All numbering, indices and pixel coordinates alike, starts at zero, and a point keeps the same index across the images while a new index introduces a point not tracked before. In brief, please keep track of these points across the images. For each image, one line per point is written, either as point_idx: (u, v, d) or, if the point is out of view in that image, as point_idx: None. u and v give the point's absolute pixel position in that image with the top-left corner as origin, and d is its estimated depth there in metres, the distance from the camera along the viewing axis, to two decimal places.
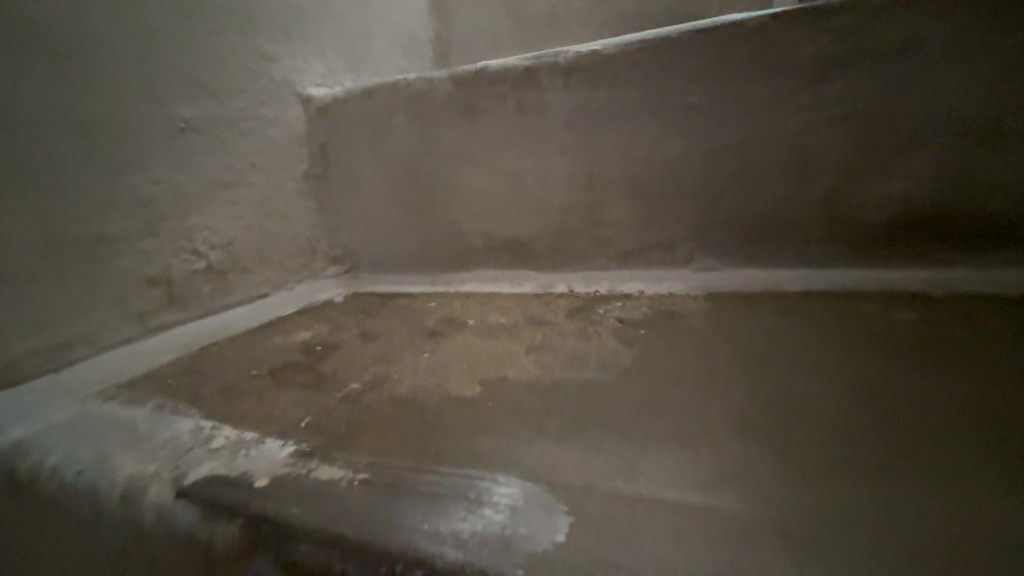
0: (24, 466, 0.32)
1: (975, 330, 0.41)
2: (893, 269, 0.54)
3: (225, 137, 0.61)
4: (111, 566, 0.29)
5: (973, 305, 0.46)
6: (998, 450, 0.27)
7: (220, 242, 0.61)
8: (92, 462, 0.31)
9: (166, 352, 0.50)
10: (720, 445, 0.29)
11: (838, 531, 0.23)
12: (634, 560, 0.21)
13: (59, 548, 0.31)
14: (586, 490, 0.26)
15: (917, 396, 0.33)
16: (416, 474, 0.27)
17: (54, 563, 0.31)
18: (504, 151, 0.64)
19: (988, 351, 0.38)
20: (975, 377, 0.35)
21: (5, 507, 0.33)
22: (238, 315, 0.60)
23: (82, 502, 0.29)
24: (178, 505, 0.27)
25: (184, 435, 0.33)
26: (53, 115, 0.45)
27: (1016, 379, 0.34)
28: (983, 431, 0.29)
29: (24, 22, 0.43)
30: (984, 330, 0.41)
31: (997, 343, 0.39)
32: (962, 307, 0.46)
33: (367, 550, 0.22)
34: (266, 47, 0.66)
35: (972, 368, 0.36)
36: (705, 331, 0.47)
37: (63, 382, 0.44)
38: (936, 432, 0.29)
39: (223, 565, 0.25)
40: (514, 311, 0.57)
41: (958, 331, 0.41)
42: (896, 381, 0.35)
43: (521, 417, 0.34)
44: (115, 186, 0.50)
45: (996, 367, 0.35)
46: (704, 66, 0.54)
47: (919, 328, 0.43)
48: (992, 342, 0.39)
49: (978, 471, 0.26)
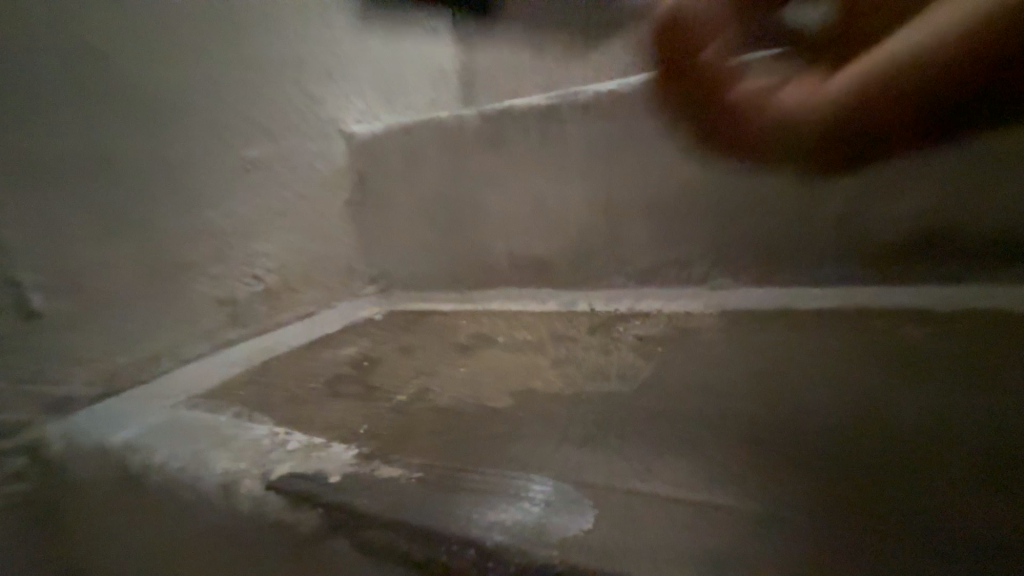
0: (135, 462, 0.39)
1: (981, 344, 0.43)
2: (905, 286, 0.56)
3: (280, 172, 0.69)
4: (211, 545, 0.34)
5: (982, 320, 0.48)
6: (990, 454, 0.30)
7: (275, 266, 0.68)
8: (191, 459, 0.37)
9: (233, 365, 0.57)
10: (728, 450, 0.33)
11: (828, 519, 0.26)
12: (649, 544, 0.25)
13: (165, 532, 0.37)
14: (609, 488, 0.30)
15: (920, 405, 0.36)
16: (462, 473, 0.32)
17: (161, 544, 0.37)
18: (528, 179, 0.69)
19: (994, 364, 0.40)
20: (978, 389, 0.37)
21: (118, 496, 0.40)
22: (290, 331, 0.67)
23: (187, 492, 0.36)
24: (267, 495, 0.32)
25: (262, 438, 0.39)
26: (148, 162, 0.53)
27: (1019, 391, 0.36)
28: (978, 437, 0.31)
29: (129, 87, 0.52)
30: (991, 344, 0.43)
31: (1001, 356, 0.41)
32: (972, 322, 0.48)
33: (427, 533, 0.27)
34: (315, 90, 0.74)
35: (977, 380, 0.38)
36: (718, 346, 0.50)
37: (151, 391, 0.51)
38: (934, 438, 0.32)
39: (308, 545, 0.31)
40: (539, 327, 0.62)
41: (963, 345, 0.44)
42: (900, 392, 0.38)
43: (549, 425, 0.38)
44: (193, 219, 0.58)
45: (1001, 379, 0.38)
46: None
47: (926, 342, 0.45)
48: (997, 355, 0.41)
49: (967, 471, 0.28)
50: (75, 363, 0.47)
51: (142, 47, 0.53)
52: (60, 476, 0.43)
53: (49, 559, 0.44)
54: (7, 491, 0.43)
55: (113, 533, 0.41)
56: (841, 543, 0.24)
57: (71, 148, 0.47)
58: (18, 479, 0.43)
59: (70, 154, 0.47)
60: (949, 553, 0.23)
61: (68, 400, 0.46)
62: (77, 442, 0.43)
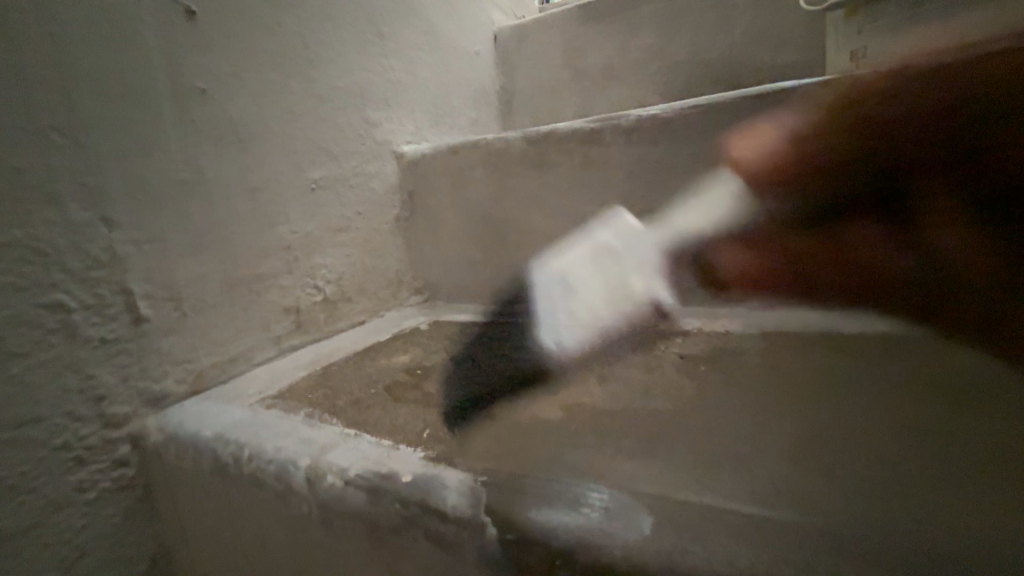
0: (227, 453, 0.44)
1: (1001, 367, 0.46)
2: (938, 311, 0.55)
3: (341, 193, 0.73)
4: (298, 528, 0.40)
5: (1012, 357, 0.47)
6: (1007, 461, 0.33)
7: (334, 277, 0.73)
8: (276, 453, 0.42)
9: (298, 369, 0.61)
10: (773, 467, 0.35)
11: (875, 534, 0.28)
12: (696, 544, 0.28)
13: (259, 515, 0.43)
14: (662, 497, 0.33)
15: (957, 429, 0.38)
16: (523, 477, 0.36)
17: (251, 522, 0.44)
18: (569, 201, 0.72)
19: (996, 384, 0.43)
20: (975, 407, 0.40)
21: (213, 483, 0.46)
22: (346, 338, 0.71)
23: (277, 481, 0.41)
24: (346, 489, 0.37)
25: (335, 438, 0.43)
26: (237, 185, 0.60)
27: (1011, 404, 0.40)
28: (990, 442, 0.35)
29: (226, 121, 0.59)
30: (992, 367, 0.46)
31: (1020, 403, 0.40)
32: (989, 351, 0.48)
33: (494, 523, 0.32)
34: (374, 116, 0.79)
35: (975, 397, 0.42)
36: (763, 369, 0.52)
37: (227, 392, 0.55)
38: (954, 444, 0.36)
39: (387, 535, 0.35)
40: (581, 341, 0.64)
41: (1003, 372, 0.45)
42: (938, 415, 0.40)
43: (600, 437, 0.41)
44: (268, 235, 0.63)
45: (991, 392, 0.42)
46: (754, 106, 0.58)
47: (962, 372, 0.46)
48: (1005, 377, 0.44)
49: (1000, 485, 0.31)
50: (170, 363, 0.53)
51: (236, 84, 0.60)
52: (160, 459, 0.50)
53: (144, 536, 0.51)
54: (117, 475, 0.49)
55: (206, 513, 0.47)
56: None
57: (175, 170, 0.54)
58: (122, 464, 0.50)
59: (174, 177, 0.54)
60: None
61: (163, 395, 0.53)
62: (172, 434, 0.49)
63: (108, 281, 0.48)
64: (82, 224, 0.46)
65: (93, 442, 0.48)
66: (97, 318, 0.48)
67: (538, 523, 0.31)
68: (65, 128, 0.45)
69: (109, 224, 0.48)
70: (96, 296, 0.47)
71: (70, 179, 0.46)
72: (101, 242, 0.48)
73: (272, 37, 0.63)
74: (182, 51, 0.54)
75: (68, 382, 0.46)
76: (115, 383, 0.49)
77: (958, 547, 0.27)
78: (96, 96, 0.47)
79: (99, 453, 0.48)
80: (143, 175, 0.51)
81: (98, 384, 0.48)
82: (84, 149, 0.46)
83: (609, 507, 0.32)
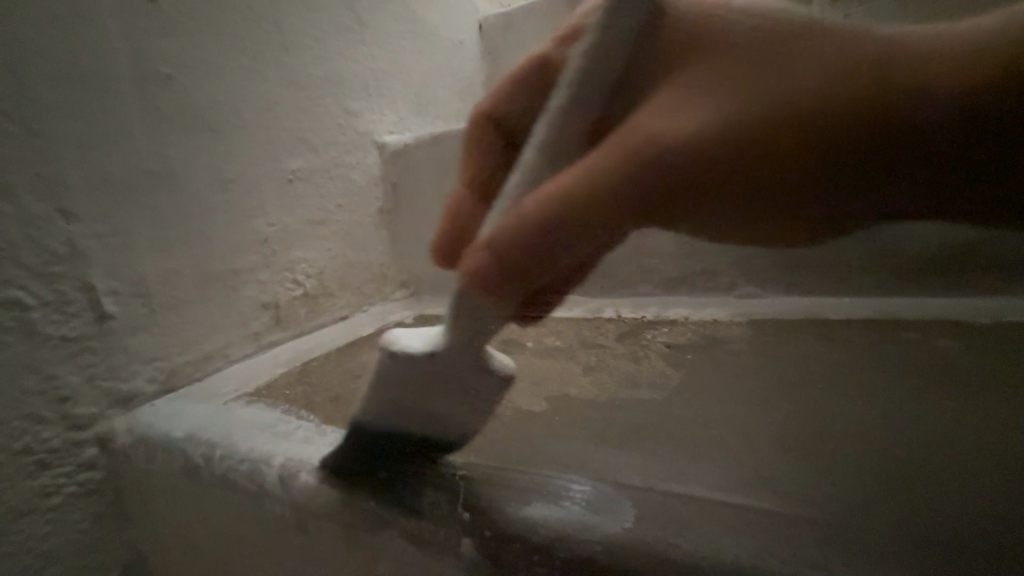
0: (198, 452, 0.43)
1: (991, 353, 0.46)
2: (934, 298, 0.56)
3: (319, 184, 0.71)
4: (271, 529, 0.39)
5: (988, 339, 0.49)
6: (998, 441, 0.33)
7: (314, 271, 0.71)
8: (248, 453, 0.40)
9: (278, 365, 0.60)
10: (761, 455, 0.34)
11: (864, 517, 0.28)
12: (677, 533, 0.27)
13: (231, 516, 0.41)
14: (646, 488, 0.32)
15: (944, 413, 0.38)
16: (504, 471, 0.35)
17: (223, 523, 0.42)
18: None
19: (985, 368, 0.44)
20: (959, 390, 0.41)
21: (184, 484, 0.44)
22: (328, 334, 0.70)
23: (250, 482, 0.39)
24: (320, 487, 0.36)
25: (310, 434, 0.41)
26: (208, 176, 0.58)
27: (992, 387, 0.40)
28: (980, 426, 0.35)
29: (195, 108, 0.56)
30: (980, 351, 0.47)
31: (1008, 386, 0.40)
32: (975, 336, 0.50)
33: (472, 516, 0.31)
34: (354, 104, 0.75)
35: (959, 381, 0.42)
36: (749, 357, 0.51)
37: (202, 391, 0.54)
38: (939, 427, 0.36)
39: (362, 535, 0.34)
40: (568, 333, 0.63)
41: (986, 354, 0.46)
42: (925, 398, 0.40)
43: (583, 428, 0.40)
44: (243, 229, 0.61)
45: (973, 377, 0.43)
46: None
47: (943, 354, 0.47)
48: (1001, 364, 0.44)
49: (991, 467, 0.31)
50: (139, 362, 0.52)
51: (203, 69, 0.57)
52: (129, 462, 0.48)
53: (115, 539, 0.50)
54: (84, 478, 0.47)
55: (177, 514, 0.46)
56: (898, 559, 0.25)
57: (140, 160, 0.51)
58: (91, 467, 0.48)
59: (140, 167, 0.51)
60: (962, 546, 0.25)
61: (133, 394, 0.51)
62: (141, 434, 0.48)
63: (68, 276, 0.46)
64: (38, 217, 0.44)
65: (57, 445, 0.46)
66: (58, 315, 0.45)
67: (515, 518, 0.30)
68: (14, 114, 0.42)
69: (69, 217, 0.46)
70: (55, 293, 0.45)
71: (22, 168, 0.43)
72: (59, 235, 0.45)
73: (242, 22, 0.61)
74: (143, 35, 0.51)
75: (25, 383, 0.43)
76: (81, 383, 0.47)
77: (952, 532, 0.26)
78: (49, 77, 0.45)
79: (65, 456, 0.46)
80: (104, 165, 0.48)
81: (60, 385, 0.46)
82: (35, 138, 0.44)
83: (590, 499, 0.31)
